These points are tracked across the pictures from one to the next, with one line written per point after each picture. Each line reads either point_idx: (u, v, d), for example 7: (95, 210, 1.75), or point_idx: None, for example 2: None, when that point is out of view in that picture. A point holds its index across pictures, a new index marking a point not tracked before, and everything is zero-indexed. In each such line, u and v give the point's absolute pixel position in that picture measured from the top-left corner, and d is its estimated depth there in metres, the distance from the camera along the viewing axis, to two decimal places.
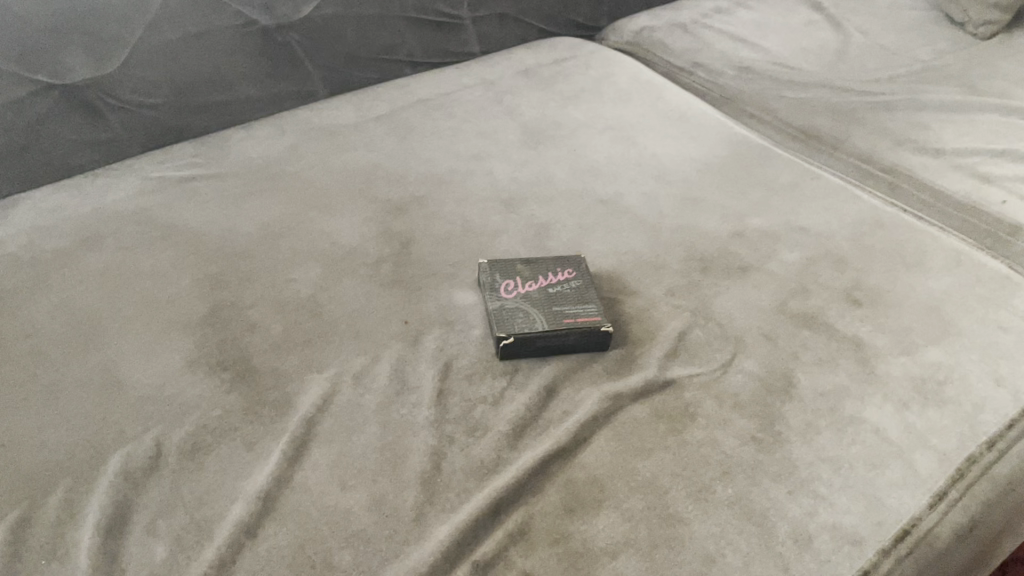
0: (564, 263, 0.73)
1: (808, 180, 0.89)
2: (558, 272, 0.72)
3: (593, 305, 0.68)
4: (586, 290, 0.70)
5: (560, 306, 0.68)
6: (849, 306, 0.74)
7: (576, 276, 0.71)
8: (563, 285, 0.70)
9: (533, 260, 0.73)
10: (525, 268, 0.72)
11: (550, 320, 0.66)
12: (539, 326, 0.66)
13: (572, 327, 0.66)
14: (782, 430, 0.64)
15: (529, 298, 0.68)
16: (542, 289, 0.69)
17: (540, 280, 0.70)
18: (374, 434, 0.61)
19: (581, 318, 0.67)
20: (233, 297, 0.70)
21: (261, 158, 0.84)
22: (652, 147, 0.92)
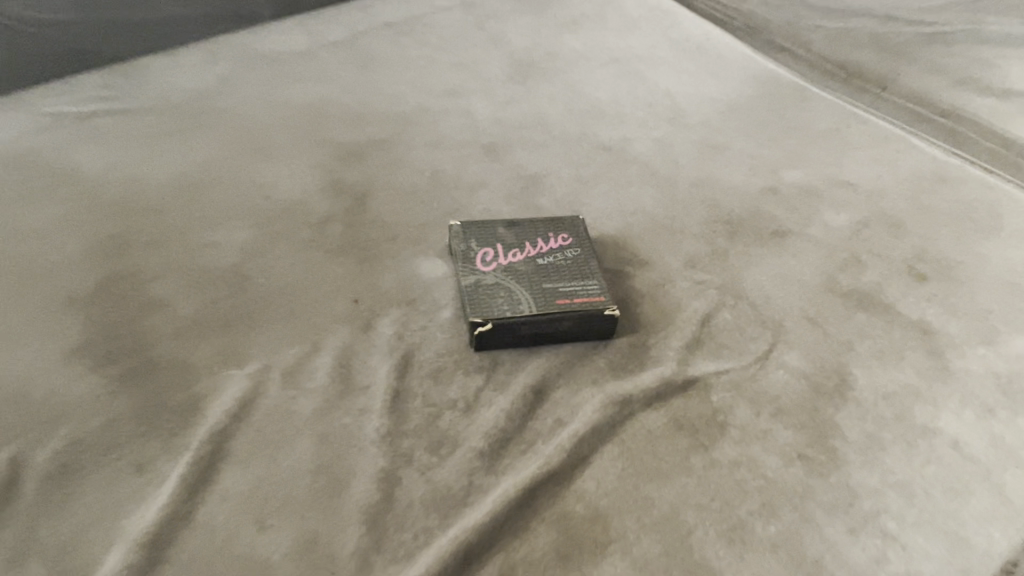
0: (558, 227, 0.57)
1: (853, 124, 0.73)
2: (550, 238, 0.56)
3: (595, 282, 0.53)
4: (586, 263, 0.55)
5: (552, 282, 0.53)
6: (912, 282, 0.60)
7: (573, 244, 0.56)
8: (557, 255, 0.55)
9: (518, 222, 0.58)
10: (508, 232, 0.56)
11: (540, 301, 0.51)
12: (525, 309, 0.51)
13: (569, 311, 0.51)
14: (837, 446, 0.50)
15: (514, 272, 0.53)
16: (531, 260, 0.54)
17: (528, 248, 0.55)
18: (307, 450, 0.46)
19: (581, 300, 0.52)
20: (134, 266, 0.54)
21: (184, 90, 0.68)
22: (664, 84, 0.76)
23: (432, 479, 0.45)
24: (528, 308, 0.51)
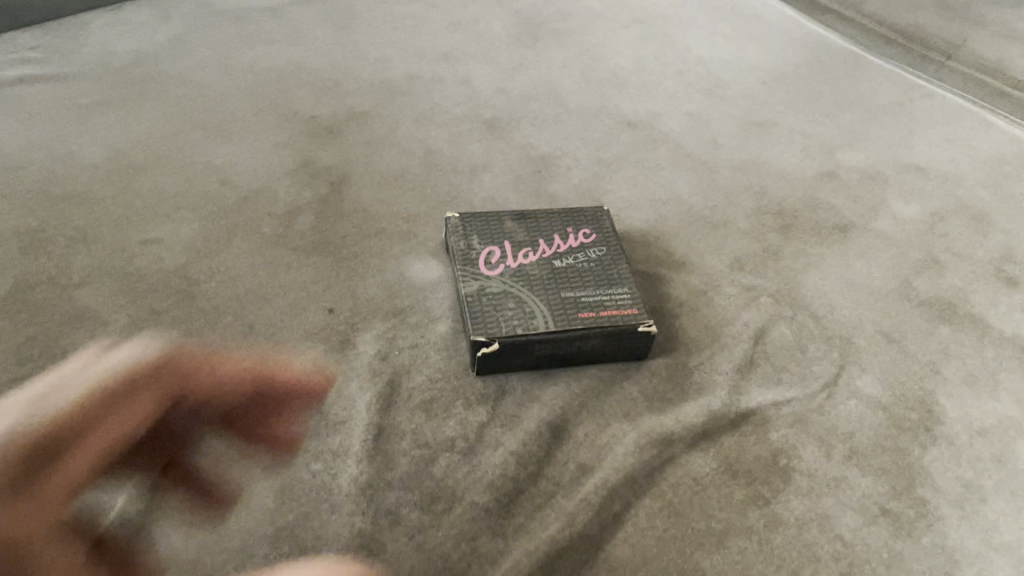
0: (579, 220, 0.47)
1: (917, 98, 0.63)
2: (569, 231, 0.46)
3: (628, 289, 0.42)
4: (614, 264, 0.44)
5: (575, 288, 0.42)
6: (1001, 288, 0.50)
7: (597, 241, 0.45)
8: (578, 254, 0.44)
9: (529, 214, 0.47)
10: (517, 226, 0.46)
11: (560, 314, 0.40)
12: (543, 324, 0.40)
13: (597, 326, 0.40)
14: (929, 498, 0.40)
15: (526, 276, 0.42)
16: (547, 260, 0.43)
17: (542, 247, 0.44)
18: (263, 506, 0.36)
19: (610, 312, 0.41)
20: (53, 268, 0.44)
21: (129, 53, 0.57)
22: (696, 49, 0.66)
23: (421, 545, 0.35)
24: (545, 322, 0.40)
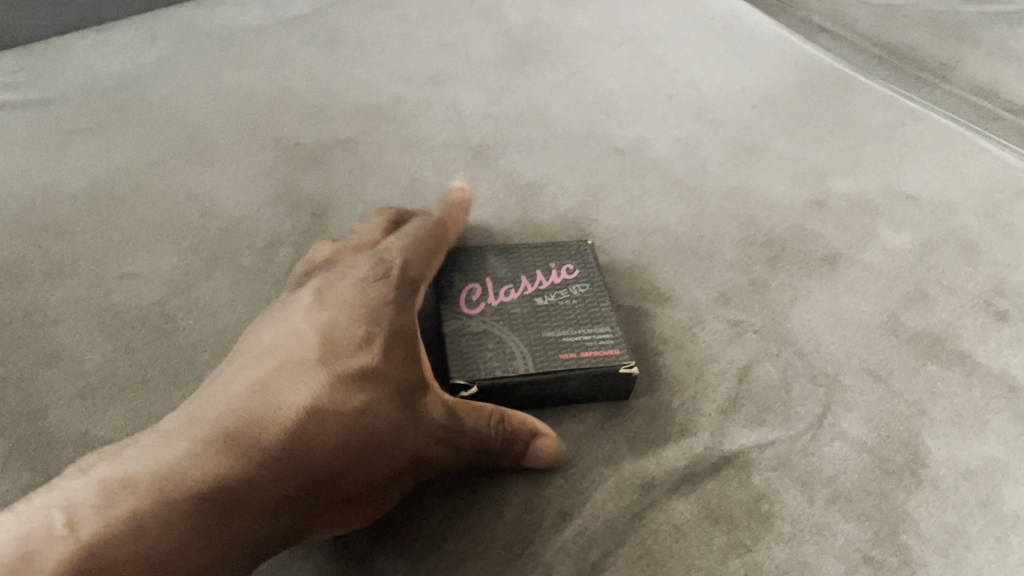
0: (562, 256, 0.46)
1: (909, 122, 0.62)
2: (552, 268, 0.45)
3: (609, 329, 0.41)
4: (597, 302, 0.43)
5: (555, 328, 0.41)
6: (991, 323, 0.49)
7: (580, 278, 0.45)
8: (560, 292, 0.44)
9: (512, 250, 0.46)
10: (499, 264, 0.45)
11: (540, 355, 0.40)
12: (519, 367, 0.39)
13: (575, 369, 0.39)
14: (914, 544, 0.39)
15: (506, 315, 0.42)
16: (527, 299, 0.43)
17: (524, 285, 0.44)
18: None
19: (592, 352, 0.40)
20: (27, 304, 0.44)
21: (111, 78, 0.57)
22: (688, 71, 0.65)
23: None
24: (525, 364, 0.39)
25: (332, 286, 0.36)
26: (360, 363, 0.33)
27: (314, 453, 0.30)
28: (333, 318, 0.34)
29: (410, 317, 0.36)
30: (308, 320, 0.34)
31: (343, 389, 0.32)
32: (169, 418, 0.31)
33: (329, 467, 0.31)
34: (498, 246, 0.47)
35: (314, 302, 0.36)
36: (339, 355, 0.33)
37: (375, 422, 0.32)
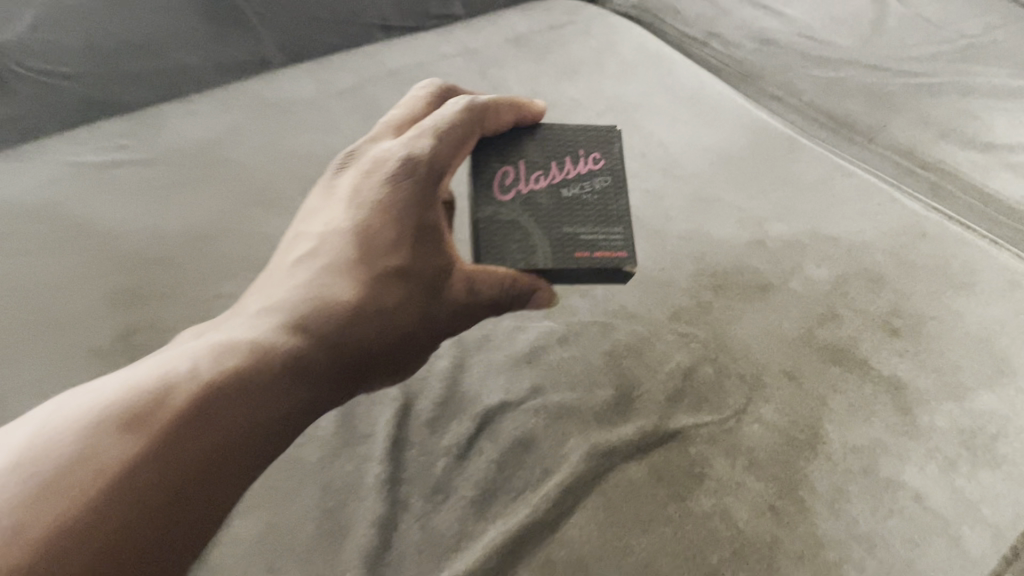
0: (590, 147, 0.55)
1: (839, 177, 0.76)
2: (579, 161, 0.54)
3: (620, 230, 0.52)
4: (612, 198, 0.53)
5: (575, 222, 0.51)
6: (887, 338, 0.63)
7: (602, 173, 0.54)
8: (583, 186, 0.53)
9: (546, 136, 0.55)
10: (534, 150, 0.54)
11: (559, 254, 0.50)
12: (541, 253, 0.50)
13: (588, 261, 0.50)
14: (808, 497, 0.53)
15: (534, 207, 0.51)
16: (554, 188, 0.52)
17: (553, 175, 0.53)
18: (312, 497, 0.51)
19: (604, 253, 0.50)
20: (150, 317, 0.58)
21: (200, 140, 0.70)
22: (658, 133, 0.80)
23: (427, 525, 0.50)
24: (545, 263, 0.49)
25: (367, 183, 0.47)
26: (392, 262, 0.46)
27: (367, 334, 0.45)
28: (371, 220, 0.45)
29: (430, 207, 0.46)
30: (352, 222, 0.46)
31: (382, 287, 0.45)
32: (257, 306, 0.44)
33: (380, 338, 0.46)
34: (536, 125, 0.56)
35: (353, 201, 0.46)
36: (377, 258, 0.45)
37: (404, 307, 0.46)
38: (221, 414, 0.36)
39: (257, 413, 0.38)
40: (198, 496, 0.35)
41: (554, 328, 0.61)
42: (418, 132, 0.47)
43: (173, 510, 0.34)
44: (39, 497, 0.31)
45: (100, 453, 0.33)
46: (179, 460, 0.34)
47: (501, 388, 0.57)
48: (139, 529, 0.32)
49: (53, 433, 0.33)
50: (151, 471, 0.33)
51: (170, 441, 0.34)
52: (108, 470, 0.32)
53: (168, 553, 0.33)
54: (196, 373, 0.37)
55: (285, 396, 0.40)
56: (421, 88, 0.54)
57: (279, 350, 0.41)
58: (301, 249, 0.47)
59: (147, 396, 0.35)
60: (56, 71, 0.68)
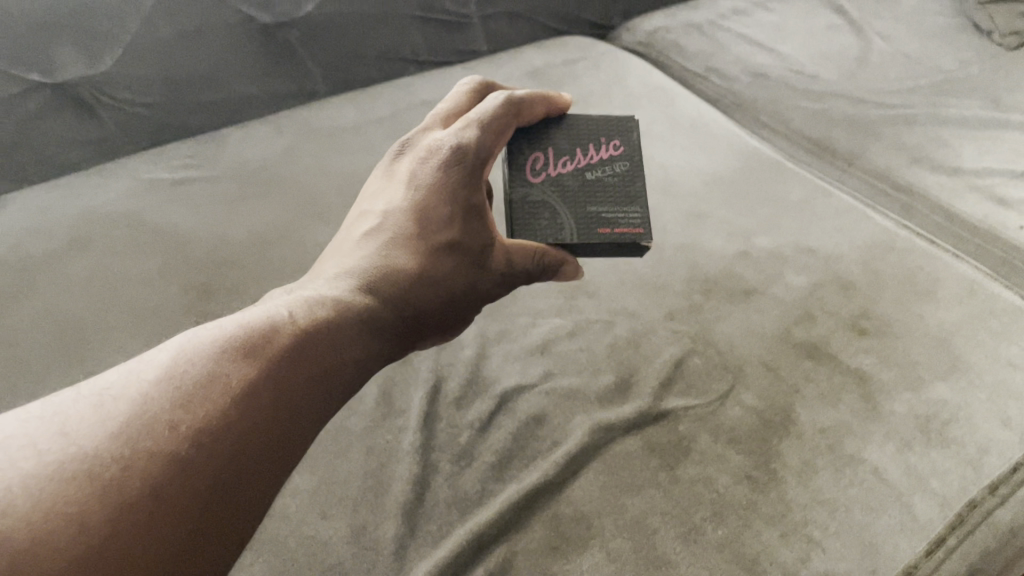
0: (609, 136, 0.68)
1: (819, 198, 0.85)
2: (601, 150, 0.66)
3: (636, 208, 0.63)
4: (629, 181, 0.65)
5: (597, 202, 0.63)
6: (854, 336, 0.71)
7: (620, 157, 0.66)
8: (603, 169, 0.65)
9: (572, 128, 0.68)
10: (561, 139, 0.66)
11: (582, 227, 0.62)
12: (567, 230, 0.62)
13: (608, 236, 0.62)
14: (779, 469, 0.62)
15: (561, 187, 0.63)
16: (579, 173, 0.64)
17: (578, 162, 0.65)
18: (359, 460, 0.61)
19: (621, 228, 0.62)
20: (220, 309, 0.69)
21: (257, 159, 0.82)
22: (659, 157, 0.89)
23: (454, 484, 0.59)
24: (570, 235, 0.62)
25: (422, 169, 0.58)
26: (445, 236, 0.56)
27: (426, 293, 0.55)
28: (427, 199, 0.57)
29: (476, 188, 0.58)
30: (411, 201, 0.57)
31: (436, 256, 0.56)
32: (333, 270, 0.54)
33: (435, 299, 0.56)
34: (563, 118, 0.68)
35: (410, 184, 0.58)
36: (432, 231, 0.56)
37: (453, 274, 0.57)
38: (312, 351, 0.45)
39: (341, 351, 0.47)
40: (299, 417, 0.42)
41: (564, 324, 0.72)
42: (465, 124, 0.59)
43: (284, 424, 0.41)
44: (185, 403, 0.38)
45: (228, 374, 0.40)
46: (285, 383, 0.42)
47: (518, 373, 0.67)
48: (260, 437, 0.39)
49: (185, 359, 0.40)
50: (267, 389, 0.41)
51: (277, 369, 0.42)
52: (235, 385, 0.40)
53: (281, 460, 0.40)
54: (294, 317, 0.46)
55: (361, 341, 0.49)
56: (461, 87, 0.66)
57: (356, 303, 0.50)
58: (367, 225, 0.57)
59: (256, 333, 0.43)
60: (136, 101, 0.82)
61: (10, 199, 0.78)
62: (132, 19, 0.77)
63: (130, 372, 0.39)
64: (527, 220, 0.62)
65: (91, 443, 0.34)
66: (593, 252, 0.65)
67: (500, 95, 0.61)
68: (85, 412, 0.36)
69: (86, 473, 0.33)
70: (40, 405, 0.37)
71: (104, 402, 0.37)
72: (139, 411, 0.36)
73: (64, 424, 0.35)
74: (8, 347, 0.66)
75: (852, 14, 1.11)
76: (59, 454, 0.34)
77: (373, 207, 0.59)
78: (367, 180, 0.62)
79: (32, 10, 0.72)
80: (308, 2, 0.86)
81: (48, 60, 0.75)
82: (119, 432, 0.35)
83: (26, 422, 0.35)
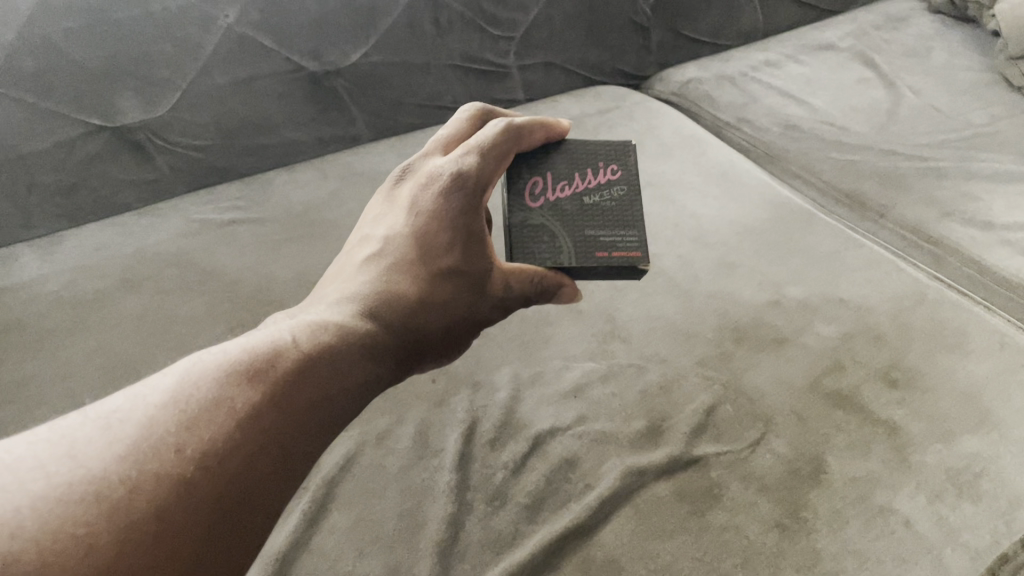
0: (608, 159, 0.69)
1: (850, 249, 0.86)
2: (600, 173, 0.68)
3: (632, 234, 0.65)
4: (627, 205, 0.67)
5: (595, 228, 0.65)
6: (884, 388, 0.72)
7: (617, 181, 0.68)
8: (601, 193, 0.67)
9: (570, 150, 0.68)
10: (560, 162, 0.68)
11: (579, 251, 0.64)
12: (565, 255, 0.64)
13: (606, 261, 0.64)
14: (809, 517, 0.62)
15: (559, 212, 0.65)
16: (577, 198, 0.66)
17: (577, 186, 0.66)
18: (395, 498, 0.62)
19: (619, 253, 0.64)
20: None
21: (301, 203, 0.86)
22: (691, 206, 0.91)
23: (488, 524, 0.60)
24: (568, 259, 0.63)
25: (423, 197, 0.59)
26: (445, 263, 0.58)
27: (426, 321, 0.57)
28: (428, 226, 0.58)
29: (477, 216, 0.59)
30: (411, 227, 0.59)
31: (434, 283, 0.58)
32: (334, 296, 0.55)
33: (435, 327, 0.58)
34: (561, 141, 0.69)
35: (411, 211, 0.59)
36: (432, 259, 0.58)
37: (451, 301, 0.58)
38: (312, 377, 0.46)
39: (339, 375, 0.48)
40: (302, 443, 0.43)
41: (597, 369, 0.73)
42: (464, 151, 0.60)
43: (286, 448, 0.42)
44: (190, 426, 0.39)
45: (231, 399, 0.41)
46: (287, 407, 0.43)
47: (552, 417, 0.68)
48: (261, 459, 0.40)
49: (189, 384, 0.41)
50: (269, 412, 0.42)
51: (279, 395, 0.43)
52: (239, 410, 0.41)
53: (281, 485, 0.41)
54: (298, 342, 0.47)
55: (360, 366, 0.50)
56: (461, 114, 0.67)
57: (355, 328, 0.51)
58: (367, 251, 0.59)
59: (259, 358, 0.44)
60: (188, 145, 0.86)
61: (67, 238, 0.83)
62: (188, 66, 0.82)
63: (137, 396, 0.40)
64: (526, 244, 0.64)
65: (100, 465, 0.36)
66: (592, 273, 0.67)
67: (499, 123, 0.62)
68: (94, 433, 0.37)
69: (95, 493, 0.35)
70: (49, 428, 0.38)
71: (112, 425, 0.38)
72: (144, 434, 0.38)
73: (72, 447, 0.37)
74: (63, 381, 0.69)
75: (882, 68, 1.13)
76: (68, 476, 0.35)
77: (375, 232, 0.61)
78: (369, 205, 0.64)
79: (96, 58, 0.78)
80: (356, 54, 0.91)
81: (108, 105, 0.80)
82: (127, 454, 0.36)
83: (36, 443, 0.37)
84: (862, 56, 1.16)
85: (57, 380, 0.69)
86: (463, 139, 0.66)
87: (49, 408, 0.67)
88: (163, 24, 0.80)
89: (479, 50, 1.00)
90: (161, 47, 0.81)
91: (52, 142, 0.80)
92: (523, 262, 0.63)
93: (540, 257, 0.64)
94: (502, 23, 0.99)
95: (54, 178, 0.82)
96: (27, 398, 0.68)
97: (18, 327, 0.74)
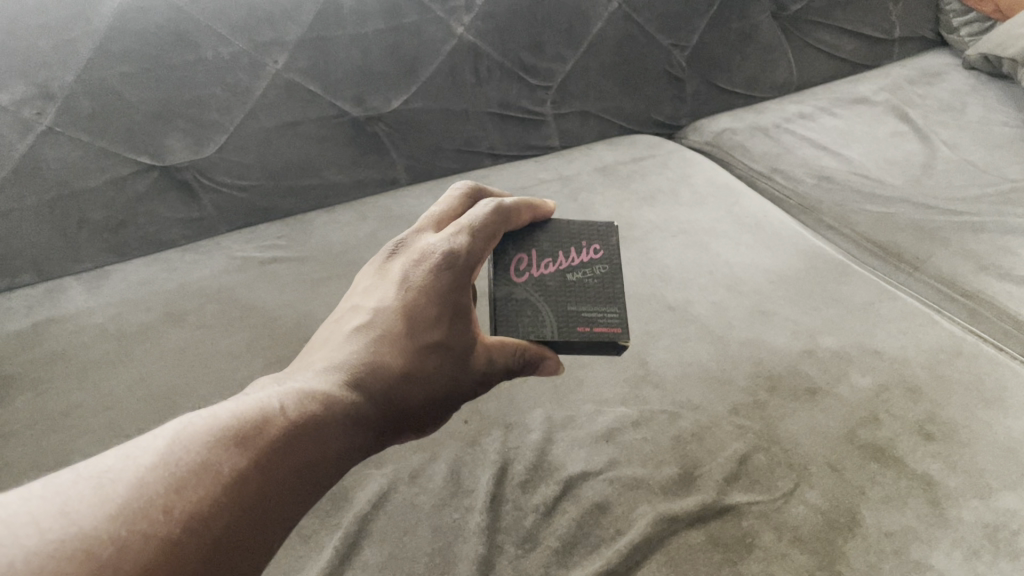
0: (590, 239, 0.71)
1: (885, 300, 0.86)
2: (582, 253, 0.70)
3: (615, 309, 0.66)
4: (611, 282, 0.68)
5: (578, 303, 0.66)
6: (921, 440, 0.71)
7: (599, 260, 0.69)
8: (584, 271, 0.68)
9: (554, 231, 0.71)
10: (544, 241, 0.69)
11: (562, 325, 0.64)
12: (548, 328, 0.64)
13: (588, 335, 0.64)
14: (843, 571, 0.61)
15: (543, 286, 0.66)
16: (561, 274, 0.67)
17: (561, 263, 0.68)
18: (426, 537, 0.62)
19: (601, 328, 0.65)
20: None
21: (341, 244, 0.89)
22: (724, 254, 0.92)
23: (518, 566, 0.60)
24: (551, 332, 0.64)
25: (414, 272, 0.59)
26: (436, 334, 0.57)
27: (416, 393, 0.56)
28: (418, 299, 0.58)
29: (466, 290, 0.59)
30: (401, 300, 0.58)
31: (425, 355, 0.57)
32: (322, 363, 0.54)
33: (425, 401, 0.57)
34: (546, 222, 0.71)
35: (403, 285, 0.59)
36: (425, 328, 0.57)
37: (441, 373, 0.58)
38: (297, 446, 0.45)
39: (322, 447, 0.47)
40: (282, 515, 0.43)
41: (629, 414, 0.73)
42: (456, 229, 0.61)
43: (266, 517, 0.41)
44: (178, 488, 0.39)
45: (218, 463, 0.41)
46: (272, 475, 0.43)
47: (584, 460, 0.68)
48: (241, 526, 0.40)
49: (178, 446, 0.41)
50: (254, 479, 0.42)
51: (266, 461, 0.43)
52: (225, 474, 0.41)
53: (261, 552, 0.41)
54: (285, 410, 0.47)
55: (344, 437, 0.49)
56: (453, 191, 0.69)
57: (343, 398, 0.51)
58: (357, 320, 0.58)
59: (247, 423, 0.44)
60: (233, 184, 0.89)
61: (113, 273, 0.86)
62: (237, 108, 0.85)
63: (127, 457, 0.40)
64: (510, 318, 0.64)
65: (91, 523, 0.35)
66: (574, 350, 0.67)
67: (489, 204, 0.64)
68: (86, 491, 0.37)
69: (85, 550, 0.34)
70: (40, 484, 0.38)
71: (102, 485, 0.38)
72: (134, 494, 0.37)
73: (65, 504, 0.36)
74: (106, 411, 0.71)
75: (917, 123, 1.14)
76: (60, 531, 0.35)
77: (365, 303, 0.60)
78: (359, 276, 0.63)
79: (150, 99, 0.81)
80: (397, 100, 0.93)
81: (160, 146, 0.83)
82: (117, 513, 0.36)
83: (28, 499, 0.37)
84: (898, 110, 1.17)
85: (99, 408, 0.71)
86: (455, 214, 0.67)
87: (89, 435, 0.69)
88: (216, 69, 0.83)
89: (517, 98, 1.02)
90: (214, 92, 0.84)
91: (105, 180, 0.83)
92: (506, 337, 0.63)
93: (524, 329, 0.64)
94: (539, 73, 1.02)
95: (104, 214, 0.84)
96: (71, 426, 0.70)
97: (64, 359, 0.76)
